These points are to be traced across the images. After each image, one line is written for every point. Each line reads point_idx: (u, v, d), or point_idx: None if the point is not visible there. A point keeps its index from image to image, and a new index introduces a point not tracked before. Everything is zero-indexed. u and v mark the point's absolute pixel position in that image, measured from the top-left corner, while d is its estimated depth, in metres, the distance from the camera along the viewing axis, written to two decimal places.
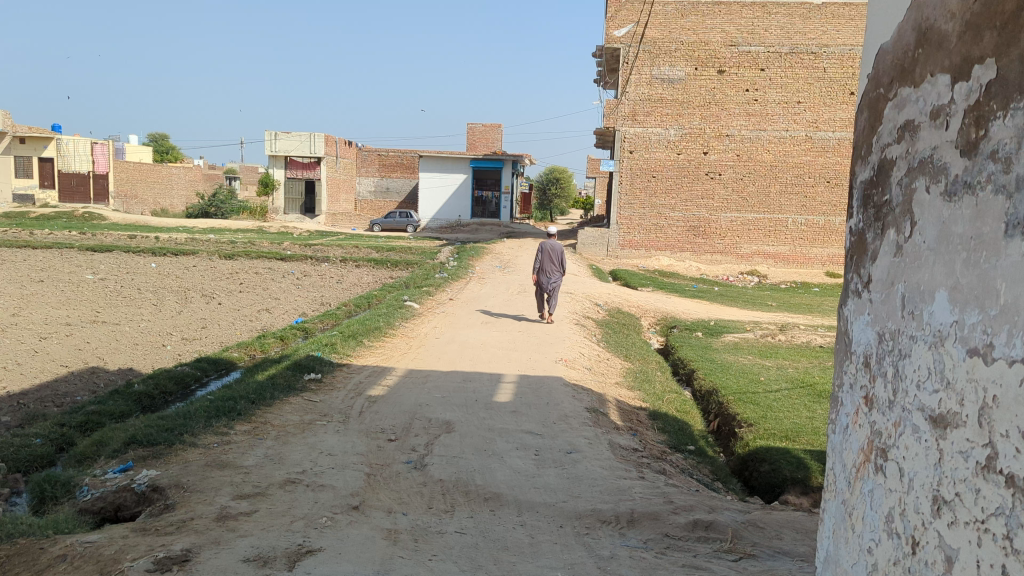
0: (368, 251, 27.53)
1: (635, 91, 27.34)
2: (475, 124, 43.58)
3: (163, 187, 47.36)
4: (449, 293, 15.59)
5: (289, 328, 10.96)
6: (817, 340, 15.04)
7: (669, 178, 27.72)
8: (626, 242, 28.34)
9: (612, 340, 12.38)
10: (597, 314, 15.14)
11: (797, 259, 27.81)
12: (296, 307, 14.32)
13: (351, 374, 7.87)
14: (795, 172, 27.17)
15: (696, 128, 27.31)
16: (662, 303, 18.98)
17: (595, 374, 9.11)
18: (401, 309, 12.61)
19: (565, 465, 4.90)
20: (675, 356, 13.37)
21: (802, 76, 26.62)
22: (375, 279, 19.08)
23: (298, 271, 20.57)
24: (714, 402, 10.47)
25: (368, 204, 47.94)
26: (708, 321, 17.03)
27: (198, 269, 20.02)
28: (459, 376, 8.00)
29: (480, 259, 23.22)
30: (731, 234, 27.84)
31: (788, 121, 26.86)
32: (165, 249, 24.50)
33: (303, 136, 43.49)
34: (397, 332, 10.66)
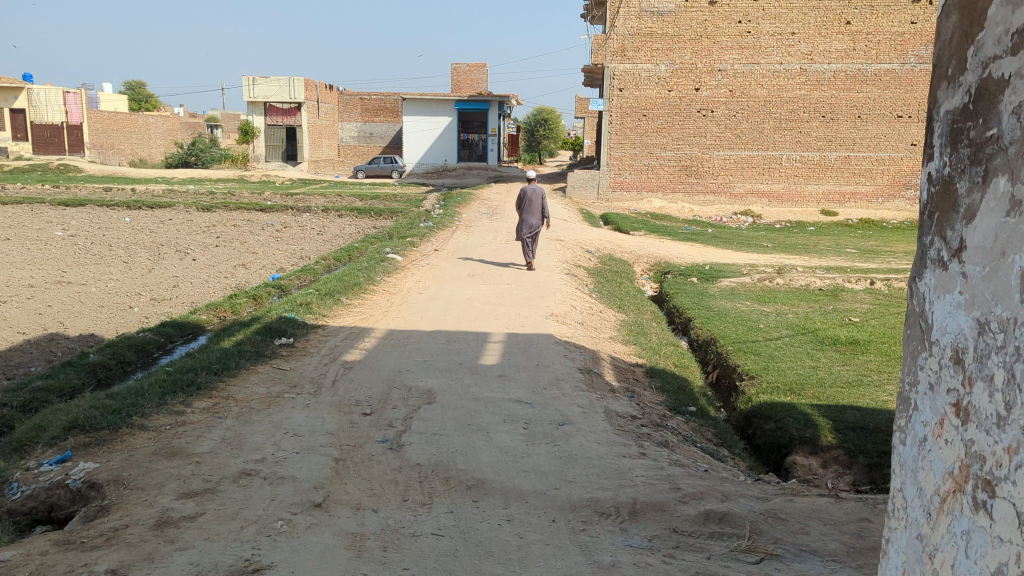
0: (352, 199, 26.83)
1: (623, 26, 26.37)
2: (459, 65, 42.35)
3: (142, 137, 45.25)
4: (435, 242, 15.03)
5: (264, 285, 10.41)
6: (816, 282, 14.60)
7: (660, 116, 26.93)
8: (616, 183, 27.70)
9: (605, 289, 11.92)
10: (589, 260, 14.62)
11: (791, 198, 27.24)
12: (274, 261, 13.76)
13: (325, 338, 7.36)
14: (789, 107, 26.41)
15: (687, 63, 26.43)
16: (656, 246, 18.46)
17: (587, 328, 8.64)
18: (383, 262, 12.05)
19: (557, 441, 4.43)
20: (670, 305, 12.93)
21: (797, 6, 25.67)
22: (358, 229, 18.47)
23: (279, 221, 19.92)
24: (713, 353, 10.07)
25: (352, 150, 46.93)
26: (702, 265, 16.57)
27: (174, 223, 19.33)
28: (443, 337, 7.50)
29: (467, 204, 22.58)
30: (723, 173, 27.20)
31: (782, 54, 26.02)
32: (141, 202, 23.72)
33: (283, 80, 42.21)
34: (378, 287, 10.13)
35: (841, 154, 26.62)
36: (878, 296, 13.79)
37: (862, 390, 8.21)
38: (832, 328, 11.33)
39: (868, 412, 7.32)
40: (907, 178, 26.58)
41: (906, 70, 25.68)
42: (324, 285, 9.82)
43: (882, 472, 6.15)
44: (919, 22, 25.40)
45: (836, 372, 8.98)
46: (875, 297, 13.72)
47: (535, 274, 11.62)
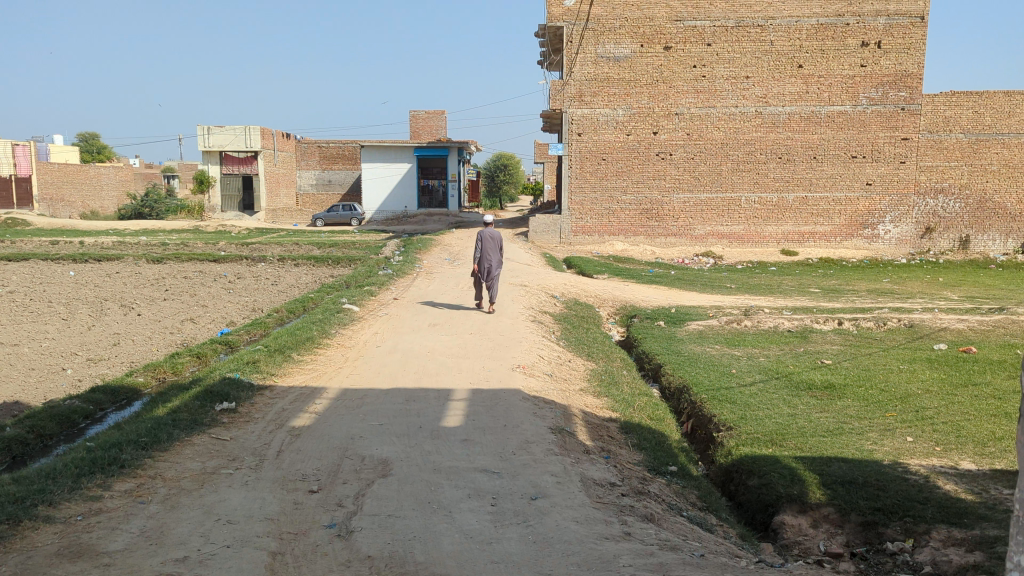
0: (310, 248, 26.20)
1: (580, 71, 26.47)
2: (417, 112, 42.24)
3: (93, 189, 44.40)
4: (394, 291, 14.49)
5: (211, 341, 9.76)
6: (784, 324, 14.31)
7: (619, 159, 26.90)
8: (577, 227, 27.50)
9: (572, 336, 11.47)
10: (553, 306, 14.18)
11: (751, 238, 27.24)
12: (225, 314, 13.09)
13: (272, 400, 6.75)
14: (746, 149, 26.55)
15: (644, 107, 26.51)
16: (620, 290, 18.11)
17: (555, 380, 8.15)
18: (339, 313, 11.47)
19: (528, 521, 3.94)
20: (639, 350, 12.51)
21: (749, 50, 25.99)
22: (315, 278, 17.86)
23: (232, 272, 19.20)
24: (687, 401, 9.65)
25: (311, 198, 46.38)
26: (668, 308, 16.25)
27: (121, 276, 18.51)
28: (401, 395, 6.96)
29: (428, 251, 22.10)
30: (684, 216, 27.14)
31: (737, 97, 26.25)
32: (88, 255, 22.81)
33: (238, 129, 41.51)
34: (332, 341, 9.56)
35: (799, 195, 26.74)
36: (847, 337, 13.52)
37: (844, 438, 7.84)
38: (806, 371, 10.99)
39: (854, 464, 6.92)
40: (865, 217, 26.78)
41: (858, 112, 26.04)
42: (275, 340, 9.20)
43: (877, 532, 5.71)
44: (869, 64, 25.81)
45: (816, 419, 8.61)
46: (845, 338, 13.45)
47: (499, 322, 11.14)
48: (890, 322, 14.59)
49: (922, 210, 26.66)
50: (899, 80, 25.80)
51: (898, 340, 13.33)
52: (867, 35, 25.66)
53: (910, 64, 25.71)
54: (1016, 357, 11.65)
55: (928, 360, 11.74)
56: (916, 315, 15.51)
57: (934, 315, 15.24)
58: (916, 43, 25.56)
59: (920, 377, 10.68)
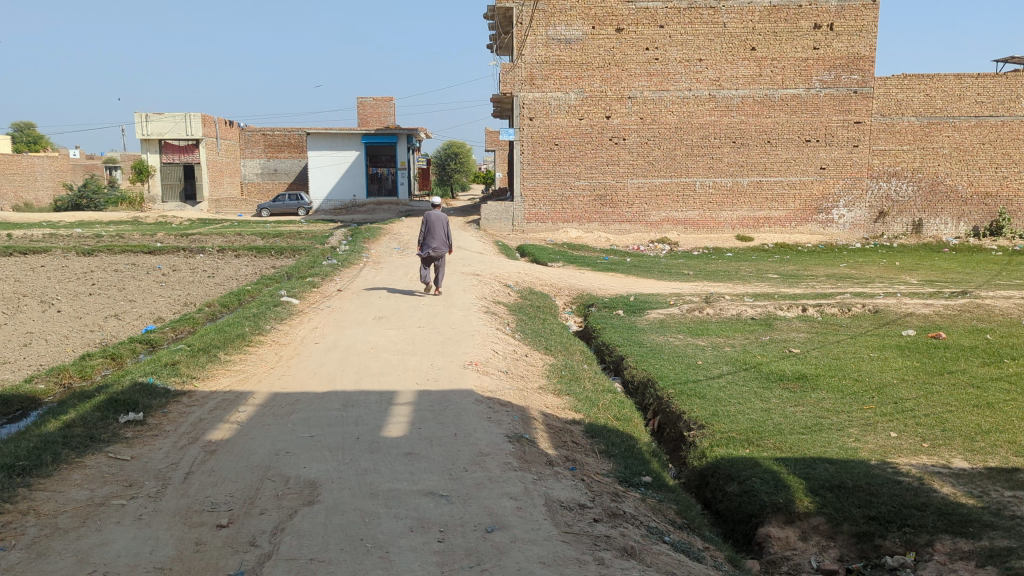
0: (254, 238, 25.00)
1: (531, 54, 25.72)
2: (365, 98, 41.05)
3: (26, 179, 42.47)
4: (338, 282, 13.61)
5: (129, 340, 8.77)
6: (746, 312, 13.78)
7: (572, 145, 26.22)
8: (531, 214, 26.80)
9: (528, 327, 10.74)
10: (507, 296, 13.43)
11: (706, 224, 26.83)
12: (153, 309, 12.02)
13: (188, 409, 5.88)
14: (700, 133, 26.10)
15: (597, 91, 25.87)
16: (576, 279, 17.46)
17: (511, 378, 7.41)
18: (277, 307, 10.58)
19: (484, 564, 3.24)
20: (598, 340, 11.85)
21: (702, 32, 25.48)
22: (255, 270, 16.84)
23: (167, 264, 18.03)
24: (652, 395, 9.02)
25: (256, 188, 44.90)
26: (627, 296, 15.67)
27: (45, 269, 17.20)
28: (338, 400, 6.15)
29: (376, 240, 21.16)
30: (638, 201, 26.61)
31: (691, 80, 25.76)
32: (13, 248, 21.32)
33: (177, 116, 39.69)
34: (267, 339, 8.69)
35: (753, 180, 26.39)
36: (812, 324, 13.04)
37: (824, 436, 7.29)
38: (775, 362, 10.44)
39: (841, 466, 6.40)
40: (819, 201, 26.57)
41: (812, 95, 25.74)
42: (200, 338, 8.27)
43: (873, 544, 5.17)
44: (822, 47, 25.52)
45: (792, 414, 8.05)
46: (810, 325, 12.96)
47: (449, 313, 10.36)
48: (853, 307, 14.16)
49: (875, 194, 26.55)
50: (852, 63, 25.54)
51: (864, 326, 12.90)
52: (819, 18, 25.35)
53: (862, 46, 25.45)
54: (985, 343, 11.28)
55: (897, 348, 11.29)
56: (878, 300, 15.13)
57: (897, 300, 14.89)
58: (868, 25, 25.30)
59: (892, 367, 10.21)
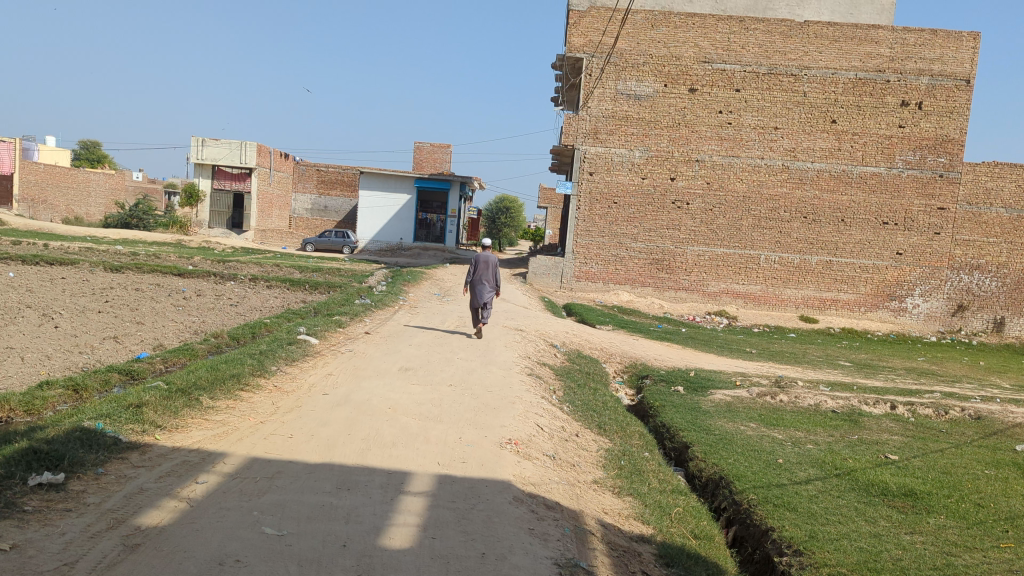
0: (292, 271, 23.82)
1: (597, 107, 24.58)
2: (422, 143, 40.38)
3: (79, 194, 42.47)
4: (367, 323, 12.22)
5: (106, 368, 7.36)
6: (826, 404, 11.92)
7: (632, 204, 24.80)
8: (582, 272, 25.29)
9: (578, 398, 9.15)
10: (553, 358, 11.88)
11: (768, 300, 24.92)
12: (158, 335, 10.70)
13: (129, 474, 4.42)
14: (769, 205, 24.42)
15: (663, 151, 24.51)
16: (628, 345, 15.79)
17: (560, 465, 5.83)
18: (290, 346, 9.16)
19: None
20: (657, 420, 10.20)
21: (780, 100, 24.07)
22: (282, 302, 15.55)
23: (193, 288, 16.84)
24: (728, 496, 7.37)
25: (304, 222, 44.27)
26: (686, 371, 13.98)
27: (64, 281, 16.09)
28: (331, 479, 4.65)
29: (416, 284, 19.83)
30: (697, 270, 24.93)
31: (764, 148, 24.24)
32: (41, 257, 20.37)
33: (233, 144, 39.04)
34: (268, 384, 7.22)
35: (822, 258, 24.53)
36: (905, 427, 11.12)
37: None
38: (871, 470, 8.62)
39: None
40: (893, 287, 24.51)
41: (894, 175, 23.96)
42: (187, 374, 6.85)
43: None
44: (908, 125, 23.84)
45: (912, 547, 6.31)
46: (903, 427, 11.04)
47: (488, 372, 8.82)
48: (950, 410, 12.24)
49: (954, 286, 24.50)
50: (939, 145, 23.78)
51: (967, 435, 10.96)
52: (907, 95, 23.74)
53: (951, 129, 23.73)
54: None
55: (1016, 467, 9.34)
56: (973, 404, 13.17)
57: (1001, 407, 12.87)
58: (959, 107, 23.62)
59: (1019, 492, 8.29)
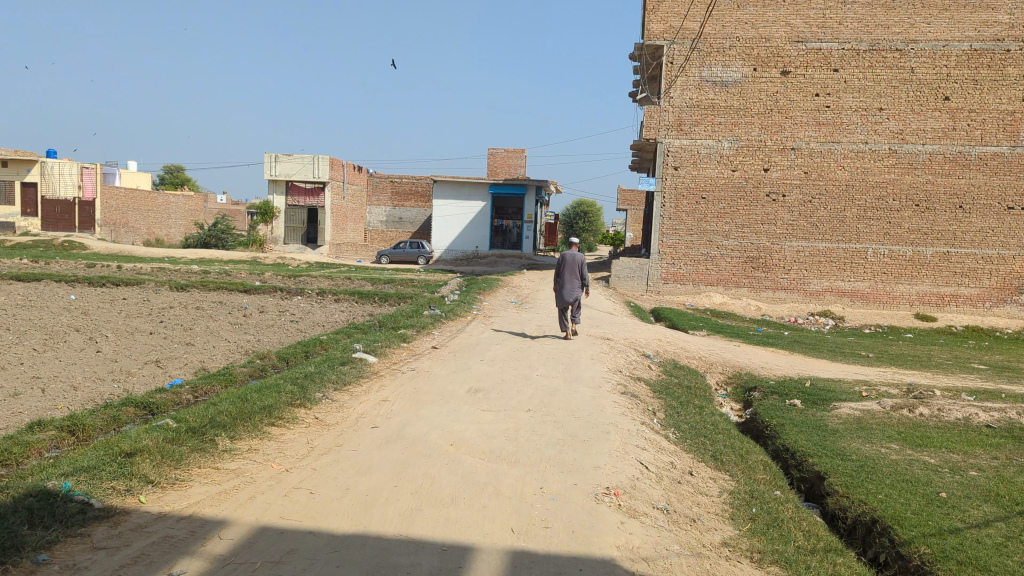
0: (364, 284, 22.90)
1: (680, 97, 22.92)
2: (496, 149, 39.24)
3: (160, 216, 43.61)
4: (435, 336, 10.96)
5: (121, 401, 6.20)
6: (978, 418, 9.98)
7: (722, 199, 22.97)
8: (669, 274, 23.57)
9: (684, 420, 7.60)
10: (648, 370, 10.35)
11: (878, 298, 22.65)
12: (205, 357, 9.63)
13: (80, 564, 3.16)
14: (875, 193, 22.21)
15: (754, 140, 22.65)
16: (728, 352, 14.10)
17: (676, 523, 4.35)
18: (344, 366, 7.93)
19: None
20: (778, 441, 8.57)
21: (885, 78, 21.89)
22: (349, 316, 14.50)
23: (257, 304, 15.98)
24: (889, 547, 5.73)
25: (380, 235, 43.73)
26: (800, 381, 12.22)
27: (127, 301, 15.44)
28: (362, 563, 3.28)
29: (492, 292, 18.57)
30: (796, 267, 22.89)
31: (868, 131, 22.07)
32: (111, 278, 19.96)
33: (306, 157, 38.77)
34: (307, 414, 5.95)
35: (938, 250, 22.14)
36: None
37: None
38: None
39: None
40: (1021, 279, 21.95)
41: (1019, 154, 21.43)
42: (208, 406, 5.62)
43: None
44: None
45: None
46: None
47: (574, 392, 7.38)
48: None
49: None
50: None
51: None
52: None
53: None
54: None
55: None
56: None
57: None
58: None
59: None
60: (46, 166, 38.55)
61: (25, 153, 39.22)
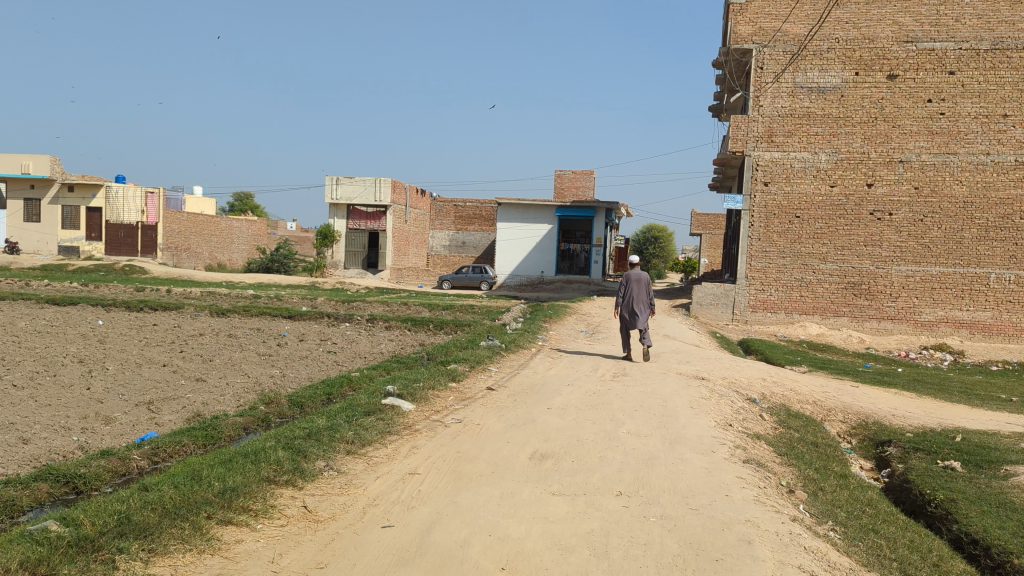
0: (421, 311, 21.12)
1: (772, 105, 20.69)
2: (564, 170, 37.35)
3: (222, 241, 43.00)
4: (492, 374, 8.98)
5: (32, 473, 4.34)
6: None
7: (819, 218, 20.51)
8: (758, 302, 21.15)
9: (834, 503, 5.36)
10: (760, 421, 8.13)
11: (1002, 330, 19.73)
12: (210, 398, 7.81)
13: None
14: (998, 210, 19.46)
15: (856, 152, 20.19)
16: (846, 395, 11.67)
17: None
18: (370, 417, 5.98)
19: None
20: (960, 527, 6.13)
21: (1009, 81, 19.28)
22: (396, 347, 12.65)
23: (298, 332, 14.27)
24: None
25: (443, 260, 42.18)
26: (948, 433, 9.73)
27: (156, 328, 13.90)
28: None
29: (560, 321, 16.58)
30: (905, 294, 20.18)
31: (990, 141, 19.40)
32: (150, 303, 18.59)
33: (368, 180, 37.55)
34: (292, 500, 3.97)
35: None
36: None
37: None
38: None
39: None
40: None
41: None
42: (135, 490, 3.71)
43: None
44: None
45: None
46: None
47: (681, 462, 5.26)
48: None
49: None
50: None
51: None
52: None
53: None
54: None
55: None
56: None
57: None
58: None
59: None
60: (111, 189, 38.19)
61: (91, 177, 39.06)
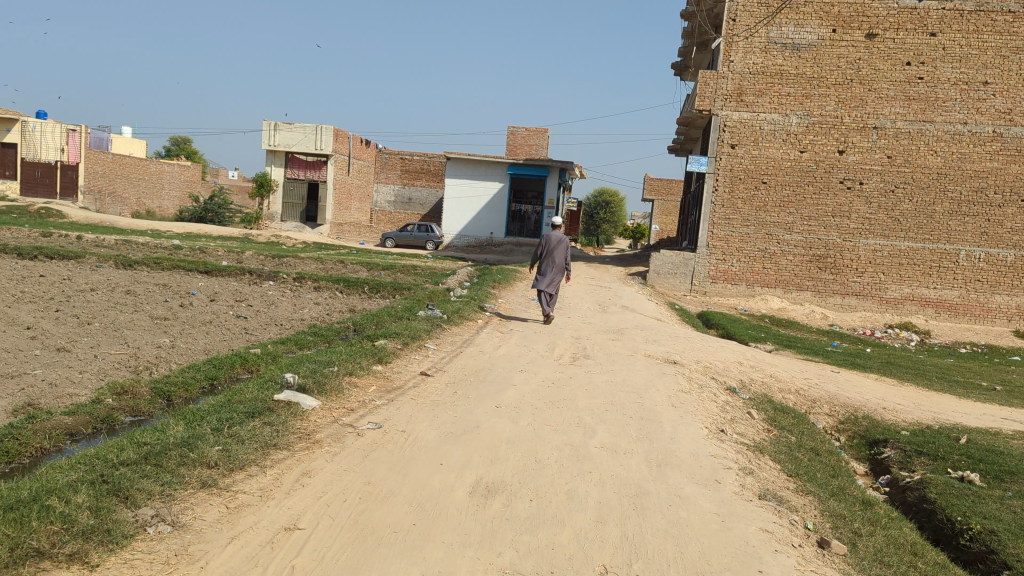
0: (358, 269, 19.35)
1: (743, 61, 19.25)
2: (517, 126, 35.56)
3: (151, 187, 40.20)
4: (425, 351, 7.40)
5: None
6: None
7: (787, 185, 19.26)
8: (718, 272, 19.94)
9: (881, 560, 3.92)
10: (749, 419, 6.73)
11: (968, 310, 18.87)
12: (60, 377, 6.08)
13: None
14: (972, 184, 18.41)
15: (829, 116, 18.92)
16: (828, 383, 10.38)
17: None
18: (249, 420, 4.35)
19: None
20: None
21: (992, 46, 18.10)
22: (319, 312, 10.97)
23: (209, 289, 12.45)
24: None
25: (386, 216, 40.18)
26: (951, 433, 8.47)
27: (38, 279, 11.94)
28: None
29: (510, 287, 15.04)
30: (872, 269, 19.13)
31: (968, 110, 18.27)
32: (49, 250, 16.46)
33: (308, 127, 35.05)
34: None
35: None
36: None
37: None
38: None
39: None
40: None
41: None
42: None
43: None
44: None
45: None
46: None
47: (682, 503, 3.75)
48: None
49: None
50: None
51: None
52: None
53: None
54: None
55: None
56: None
57: None
58: None
59: None
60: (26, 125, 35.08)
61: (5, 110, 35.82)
